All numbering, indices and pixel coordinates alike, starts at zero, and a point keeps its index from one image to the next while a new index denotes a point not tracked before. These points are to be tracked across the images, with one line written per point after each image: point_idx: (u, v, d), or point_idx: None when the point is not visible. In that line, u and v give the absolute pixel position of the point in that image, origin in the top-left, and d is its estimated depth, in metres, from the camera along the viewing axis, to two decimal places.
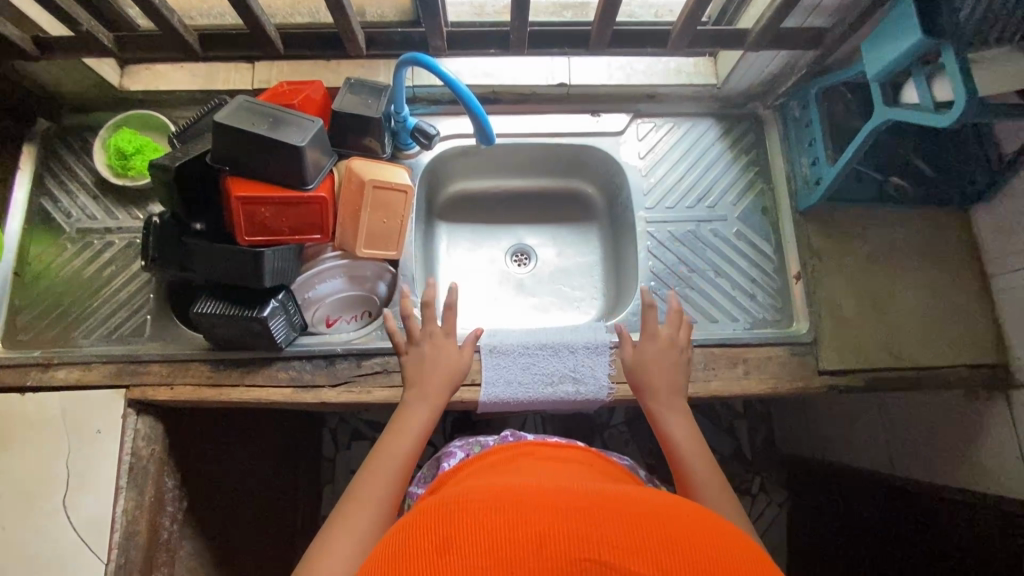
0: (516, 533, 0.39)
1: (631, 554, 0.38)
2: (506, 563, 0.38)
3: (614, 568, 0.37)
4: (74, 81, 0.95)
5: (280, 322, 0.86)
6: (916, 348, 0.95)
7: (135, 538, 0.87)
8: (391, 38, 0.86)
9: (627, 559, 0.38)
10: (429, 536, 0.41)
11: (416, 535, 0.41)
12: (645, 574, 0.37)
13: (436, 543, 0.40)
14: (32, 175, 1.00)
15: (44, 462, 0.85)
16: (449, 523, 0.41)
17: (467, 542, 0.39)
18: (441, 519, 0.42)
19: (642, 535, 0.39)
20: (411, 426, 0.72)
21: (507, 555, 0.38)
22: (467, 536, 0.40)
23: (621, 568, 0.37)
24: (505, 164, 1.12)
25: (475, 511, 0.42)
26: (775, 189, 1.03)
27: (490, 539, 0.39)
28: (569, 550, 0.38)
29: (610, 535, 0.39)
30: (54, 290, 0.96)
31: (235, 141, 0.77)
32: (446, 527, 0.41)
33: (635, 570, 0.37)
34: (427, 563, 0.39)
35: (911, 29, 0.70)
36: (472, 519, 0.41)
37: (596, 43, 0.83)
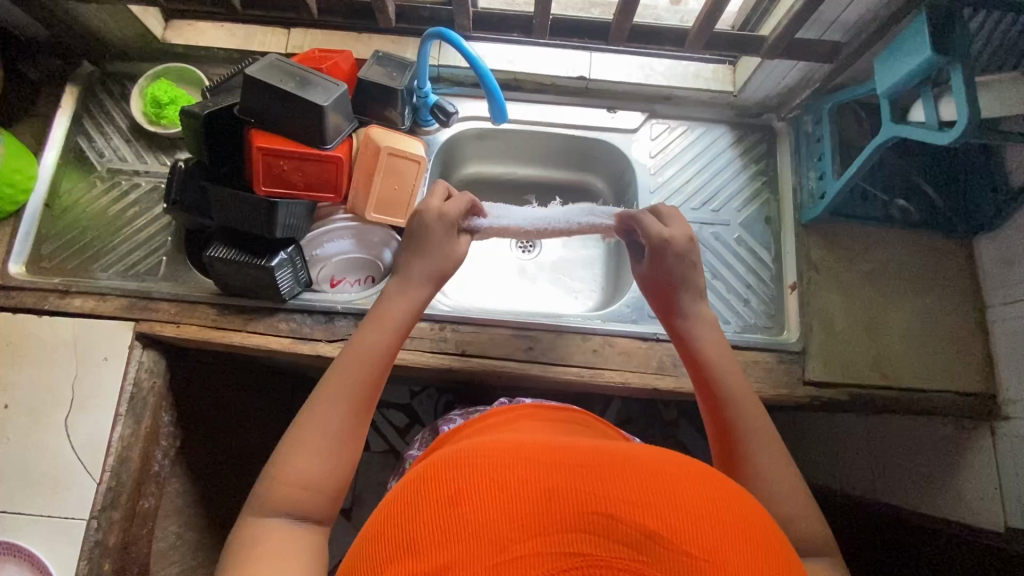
0: (528, 487, 0.42)
1: (636, 509, 0.40)
2: (520, 516, 0.40)
3: (622, 522, 0.40)
4: (120, 30, 1.00)
5: (286, 274, 0.90)
6: (905, 370, 0.95)
7: (128, 464, 0.91)
8: (420, 14, 0.89)
9: (633, 514, 0.40)
10: (443, 489, 0.43)
11: (429, 487, 0.44)
12: (650, 528, 0.39)
13: (448, 498, 0.42)
14: (71, 115, 1.06)
15: (54, 381, 0.91)
16: (461, 476, 0.43)
17: (480, 495, 0.42)
18: (453, 472, 0.44)
19: (645, 492, 0.42)
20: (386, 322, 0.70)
21: (523, 508, 0.41)
22: (480, 491, 0.42)
23: (626, 522, 0.39)
24: (519, 151, 1.14)
25: (484, 466, 0.44)
26: (780, 200, 1.05)
27: (504, 493, 0.42)
28: (578, 505, 0.41)
29: (615, 491, 0.42)
30: (79, 224, 1.01)
31: (262, 94, 0.81)
32: (457, 480, 0.43)
33: (641, 525, 0.40)
34: (442, 517, 0.41)
35: (921, 46, 0.72)
36: (484, 474, 0.43)
37: (617, 36, 0.86)
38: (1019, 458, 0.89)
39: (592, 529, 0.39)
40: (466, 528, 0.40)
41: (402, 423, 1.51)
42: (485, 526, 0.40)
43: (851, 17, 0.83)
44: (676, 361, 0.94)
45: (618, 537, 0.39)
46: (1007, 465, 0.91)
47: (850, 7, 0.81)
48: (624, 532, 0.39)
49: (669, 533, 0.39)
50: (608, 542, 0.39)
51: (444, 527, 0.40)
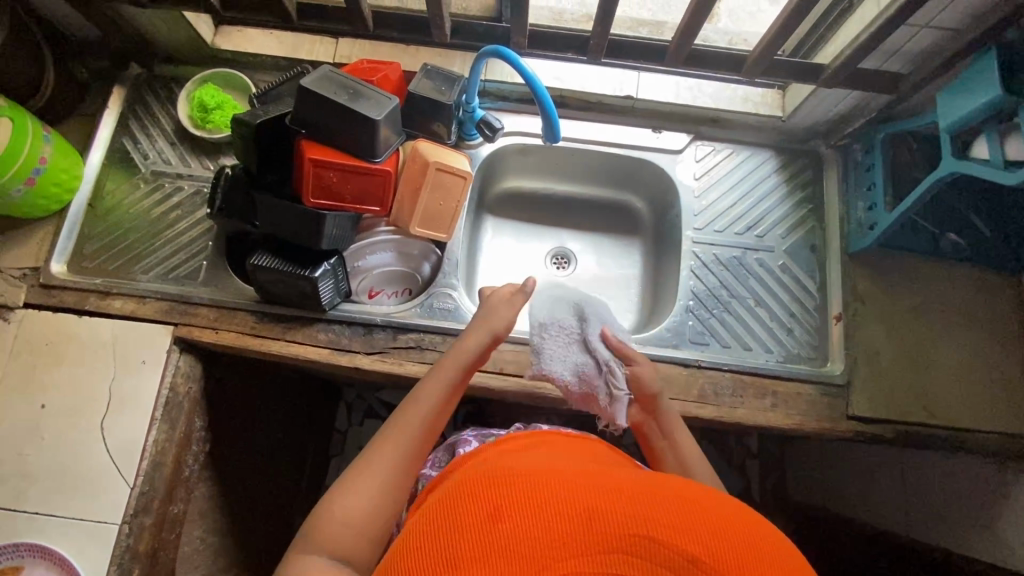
0: (565, 507, 0.41)
1: (676, 533, 0.40)
2: (558, 532, 0.40)
3: (662, 545, 0.39)
4: (172, 34, 1.01)
5: (328, 286, 0.89)
6: (952, 408, 0.93)
7: (161, 470, 0.91)
8: (474, 30, 0.89)
9: (675, 539, 0.40)
10: (482, 506, 0.43)
11: (468, 503, 0.44)
12: (690, 552, 0.39)
13: (486, 513, 0.42)
14: (117, 116, 1.06)
15: (92, 382, 0.91)
16: (499, 495, 0.43)
17: (518, 511, 0.41)
18: (492, 491, 0.44)
19: (685, 519, 0.42)
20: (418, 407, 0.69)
21: (560, 525, 0.40)
22: (518, 507, 0.42)
23: (667, 545, 0.39)
24: (560, 167, 1.14)
25: (522, 487, 0.44)
26: (827, 228, 1.03)
27: (542, 509, 0.41)
28: (618, 526, 0.40)
29: (654, 515, 0.41)
30: (122, 225, 1.01)
31: (316, 106, 0.81)
32: (496, 497, 0.43)
33: (681, 549, 0.39)
34: (480, 531, 0.41)
35: (991, 85, 0.71)
36: (523, 493, 0.43)
37: (674, 59, 0.85)
38: None
39: (632, 549, 0.39)
40: (505, 542, 0.40)
41: None
42: (524, 540, 0.39)
43: (916, 49, 0.81)
44: (717, 390, 0.93)
45: (658, 561, 0.39)
46: None
47: (916, 39, 0.79)
48: (664, 555, 0.39)
49: (709, 557, 0.39)
50: (650, 564, 0.38)
51: (481, 541, 0.40)
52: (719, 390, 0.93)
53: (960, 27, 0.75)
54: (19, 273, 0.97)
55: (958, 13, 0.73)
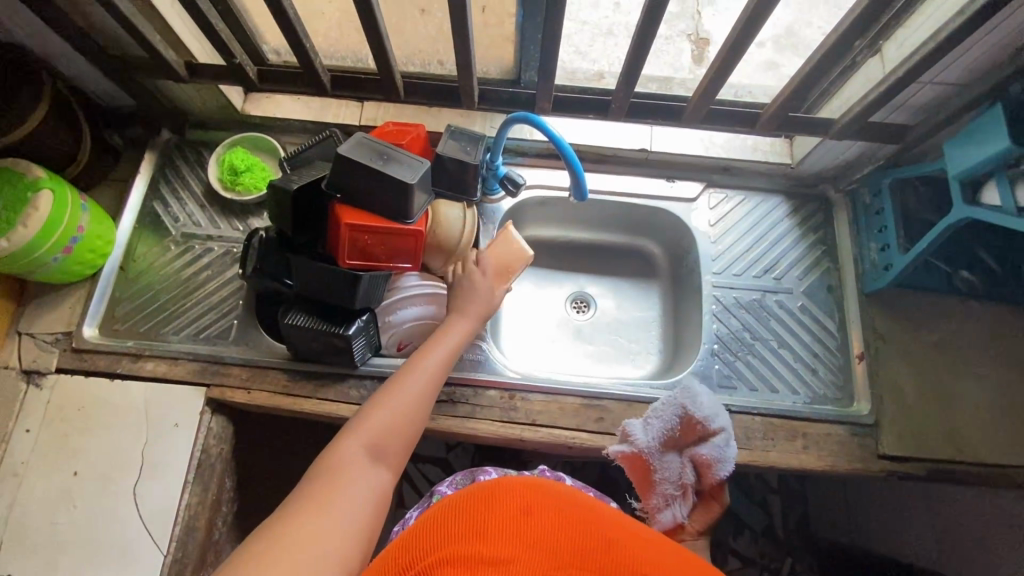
0: (591, 537, 0.49)
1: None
2: (581, 551, 0.47)
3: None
4: (205, 103, 1.05)
5: (361, 343, 0.91)
6: (982, 444, 0.94)
7: (194, 534, 0.90)
8: (500, 95, 0.93)
9: None
10: (525, 503, 0.51)
11: (516, 496, 0.52)
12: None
13: (528, 510, 0.50)
14: (148, 180, 1.09)
15: (125, 447, 0.91)
16: (541, 504, 0.52)
17: (549, 520, 0.50)
18: (535, 497, 0.52)
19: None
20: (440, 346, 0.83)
21: (584, 547, 0.48)
22: (549, 517, 0.50)
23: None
24: (577, 216, 1.17)
25: (561, 506, 0.52)
26: (842, 269, 1.06)
27: (572, 530, 0.49)
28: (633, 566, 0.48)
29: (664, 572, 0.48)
30: (153, 286, 1.03)
31: (352, 172, 0.84)
32: (539, 505, 0.52)
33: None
34: (519, 519, 0.49)
35: (998, 136, 0.74)
36: (560, 512, 0.51)
37: (691, 117, 0.89)
38: None
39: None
40: (538, 535, 0.48)
41: (438, 477, 1.52)
42: (552, 540, 0.48)
43: (920, 103, 0.86)
44: (748, 433, 0.94)
45: None
46: None
47: (919, 94, 0.84)
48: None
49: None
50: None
51: (519, 524, 0.48)
52: (750, 434, 0.94)
53: (963, 83, 0.79)
54: (51, 338, 0.97)
55: (961, 71, 0.78)
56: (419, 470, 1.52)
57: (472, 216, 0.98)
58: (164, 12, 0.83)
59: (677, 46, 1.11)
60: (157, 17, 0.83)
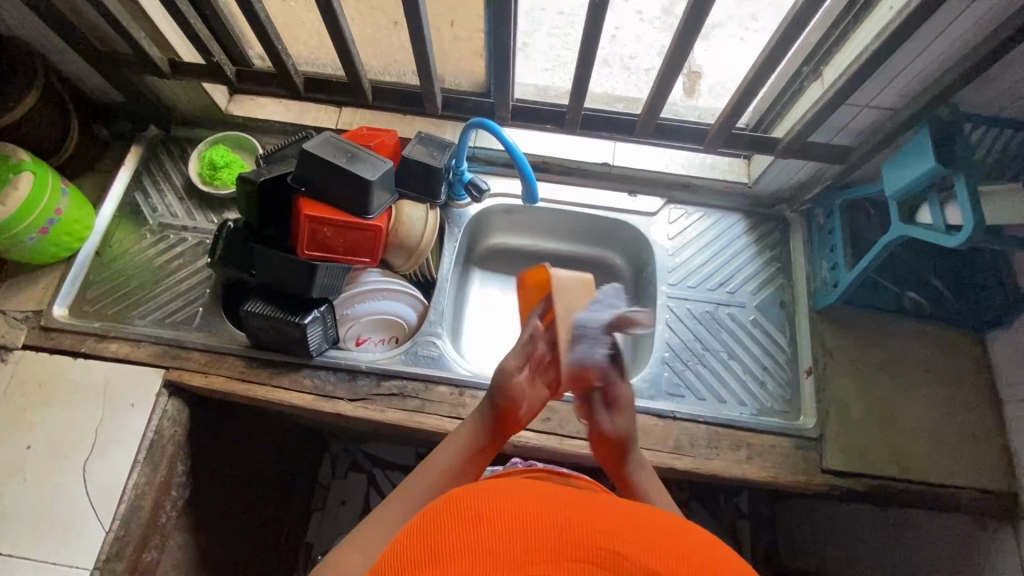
0: (541, 521, 0.43)
1: (649, 553, 0.41)
2: (529, 543, 0.41)
3: (635, 563, 0.40)
4: (191, 101, 1.10)
5: (316, 331, 0.94)
6: (924, 464, 0.95)
7: (138, 513, 0.91)
8: (464, 103, 0.98)
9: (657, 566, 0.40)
10: (463, 510, 0.44)
11: (451, 510, 0.45)
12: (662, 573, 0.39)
13: (465, 517, 0.43)
14: (132, 172, 1.13)
15: (80, 423, 0.93)
16: (481, 504, 0.45)
17: (508, 521, 0.43)
18: (473, 500, 0.45)
19: (657, 543, 0.42)
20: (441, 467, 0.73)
21: (547, 539, 0.41)
22: (508, 518, 0.43)
23: (638, 562, 0.40)
24: (544, 225, 1.21)
25: (504, 499, 0.45)
26: (794, 286, 1.08)
27: (520, 521, 0.42)
28: (592, 541, 0.41)
29: (627, 536, 0.42)
30: (125, 272, 1.07)
31: (316, 166, 0.88)
32: (478, 506, 0.44)
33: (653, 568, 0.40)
34: (457, 535, 0.42)
35: (926, 157, 0.78)
36: (502, 507, 0.44)
37: (642, 130, 0.94)
38: None
39: (604, 564, 0.40)
40: (480, 546, 0.41)
41: None
42: (497, 544, 0.41)
43: (860, 126, 0.90)
44: (692, 441, 0.95)
45: None
46: None
47: (858, 117, 0.88)
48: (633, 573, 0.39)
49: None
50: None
51: (456, 542, 0.41)
52: (694, 441, 0.95)
53: (897, 107, 0.83)
54: (21, 316, 1.01)
55: (894, 95, 0.82)
56: (386, 475, 1.52)
57: (433, 218, 1.03)
58: (149, 12, 0.89)
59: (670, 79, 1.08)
60: (143, 17, 0.89)
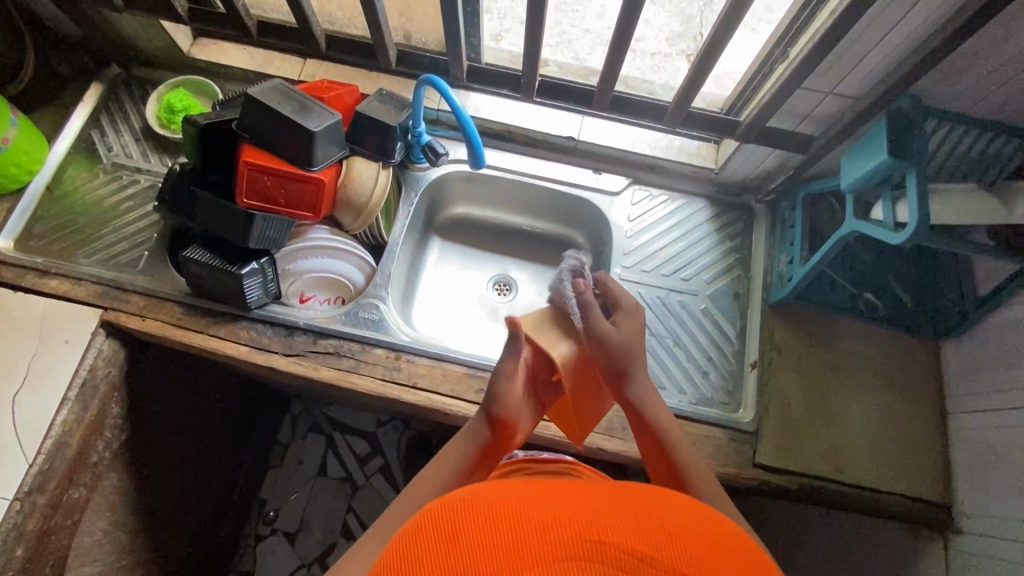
0: (521, 524, 0.42)
1: (629, 537, 0.42)
2: (513, 547, 0.40)
3: (616, 548, 0.40)
4: (150, 40, 1.08)
5: (255, 283, 0.93)
6: (860, 466, 0.93)
7: (64, 450, 0.91)
8: (420, 60, 0.96)
9: (627, 541, 0.41)
10: (441, 529, 0.43)
11: (427, 530, 0.44)
12: (643, 552, 0.40)
13: (444, 535, 0.42)
14: (91, 109, 1.11)
15: (12, 355, 0.92)
16: (459, 518, 0.44)
17: (479, 530, 0.42)
18: (450, 515, 0.45)
19: (635, 524, 0.43)
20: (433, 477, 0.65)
21: (525, 535, 0.41)
22: (481, 527, 0.42)
23: (622, 546, 0.40)
24: (507, 198, 1.18)
25: (480, 507, 0.45)
26: (751, 278, 1.06)
27: (500, 528, 0.42)
28: (573, 535, 0.41)
29: (605, 522, 0.43)
30: (74, 209, 1.05)
31: (260, 112, 0.87)
32: (455, 521, 0.44)
33: (634, 548, 0.41)
34: (438, 553, 0.41)
35: (880, 150, 0.74)
36: (480, 516, 0.44)
37: (600, 103, 0.91)
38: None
39: (586, 555, 0.40)
40: (463, 562, 0.40)
41: (362, 450, 1.52)
42: (484, 556, 0.40)
43: (824, 114, 0.86)
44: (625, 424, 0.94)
45: (617, 565, 0.39)
46: None
47: (821, 104, 0.85)
48: (617, 558, 0.40)
49: (661, 555, 0.40)
50: (603, 567, 0.39)
51: (438, 565, 0.40)
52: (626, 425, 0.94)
53: (859, 96, 0.80)
54: None
55: (857, 82, 0.78)
56: (343, 438, 1.53)
57: (385, 177, 1.01)
58: None
59: (674, 65, 1.02)
60: None
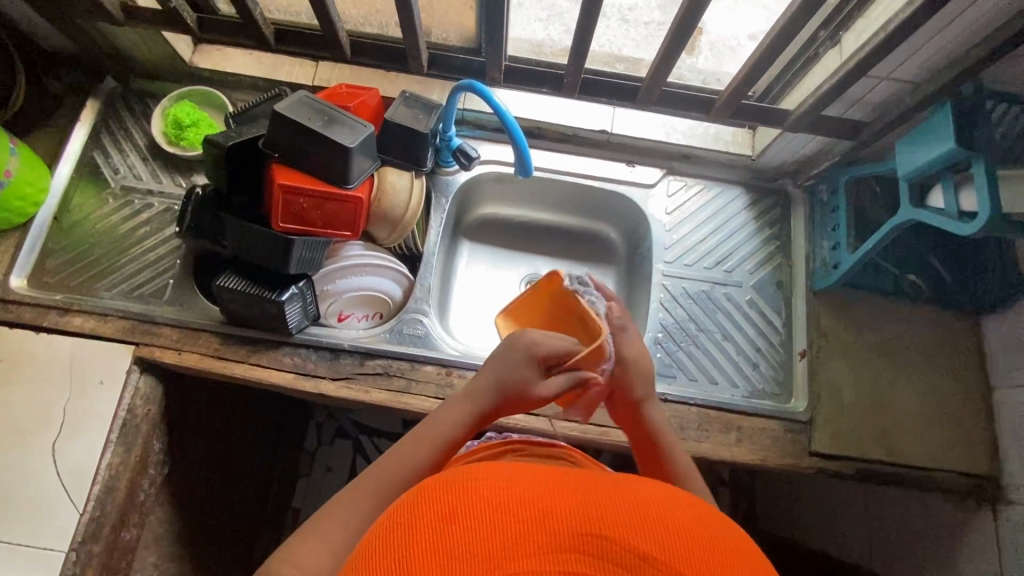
0: (520, 510, 0.39)
1: (630, 531, 0.39)
2: (512, 534, 0.38)
3: (615, 543, 0.38)
4: (149, 50, 1.00)
5: (296, 309, 0.89)
6: (911, 447, 0.95)
7: (113, 494, 0.88)
8: (452, 62, 0.93)
9: (628, 537, 0.38)
10: (439, 506, 0.40)
11: (425, 504, 0.41)
12: (644, 549, 0.38)
13: (440, 513, 0.39)
14: (90, 129, 1.04)
15: (47, 401, 0.88)
16: (458, 493, 0.41)
17: (475, 511, 0.39)
18: (449, 489, 0.41)
19: (639, 515, 0.41)
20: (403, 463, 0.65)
21: (523, 523, 0.38)
22: (479, 506, 0.39)
23: (623, 543, 0.38)
24: (536, 195, 1.15)
25: (481, 482, 0.42)
26: (793, 265, 1.05)
27: (497, 511, 0.39)
28: (574, 526, 0.39)
29: (609, 513, 0.40)
30: (88, 239, 0.99)
31: (290, 130, 0.82)
32: (453, 496, 0.40)
33: (635, 546, 0.38)
34: (431, 536, 0.38)
35: (945, 139, 0.73)
36: (479, 492, 0.40)
37: (644, 98, 0.89)
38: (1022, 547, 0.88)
39: (585, 549, 0.37)
40: (457, 547, 0.37)
41: None
42: (475, 544, 0.37)
43: (876, 98, 0.84)
44: (682, 424, 0.93)
45: (616, 561, 0.37)
46: (1008, 554, 0.90)
47: (875, 90, 0.83)
48: (616, 553, 0.37)
49: (662, 554, 0.38)
50: (602, 564, 0.37)
51: (433, 543, 0.37)
52: (684, 424, 0.94)
53: (918, 81, 0.78)
54: None
55: (915, 68, 0.76)
56: (372, 442, 1.47)
57: (418, 186, 0.97)
58: None
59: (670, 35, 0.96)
60: None
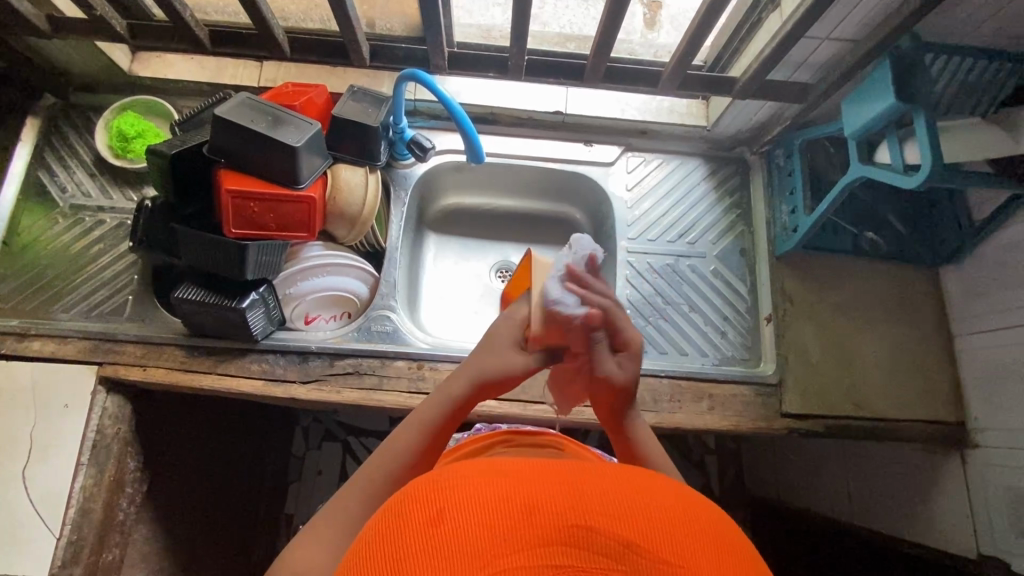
0: (505, 506, 0.38)
1: (616, 522, 0.37)
2: (498, 529, 0.36)
3: (602, 534, 0.36)
4: (86, 63, 0.97)
5: (258, 314, 0.88)
6: (879, 401, 0.97)
7: (90, 517, 0.87)
8: (396, 52, 0.92)
9: (612, 525, 0.37)
10: (425, 508, 0.38)
11: (412, 507, 0.39)
12: (628, 538, 0.36)
13: (428, 513, 0.38)
14: (32, 148, 1.01)
15: (9, 429, 0.86)
16: (445, 494, 0.39)
17: (458, 510, 0.37)
18: (436, 488, 0.40)
19: (626, 504, 0.39)
20: (396, 449, 0.62)
21: (509, 519, 0.37)
22: (463, 505, 0.38)
23: (608, 533, 0.36)
24: (497, 182, 1.14)
25: (469, 479, 0.40)
26: (755, 233, 1.06)
27: (483, 509, 0.37)
28: (558, 516, 0.37)
29: (595, 502, 0.39)
30: (40, 261, 0.97)
31: (232, 134, 0.80)
32: (437, 496, 0.39)
33: (621, 535, 0.37)
34: (417, 540, 0.36)
35: (885, 94, 0.74)
36: (467, 491, 0.39)
37: (592, 76, 0.89)
38: (990, 487, 0.91)
39: (571, 541, 0.36)
40: (441, 549, 0.35)
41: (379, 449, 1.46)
42: (463, 542, 0.35)
43: (820, 59, 0.85)
44: (655, 397, 0.95)
45: (601, 551, 0.36)
46: (977, 494, 0.93)
47: (817, 50, 0.83)
48: (603, 544, 0.36)
49: (647, 541, 0.37)
50: (588, 555, 0.35)
51: (419, 548, 0.36)
52: (657, 397, 0.95)
53: (858, 38, 0.78)
54: None
55: (853, 26, 0.77)
56: (359, 442, 1.47)
57: (374, 182, 0.95)
58: None
59: None
60: None
